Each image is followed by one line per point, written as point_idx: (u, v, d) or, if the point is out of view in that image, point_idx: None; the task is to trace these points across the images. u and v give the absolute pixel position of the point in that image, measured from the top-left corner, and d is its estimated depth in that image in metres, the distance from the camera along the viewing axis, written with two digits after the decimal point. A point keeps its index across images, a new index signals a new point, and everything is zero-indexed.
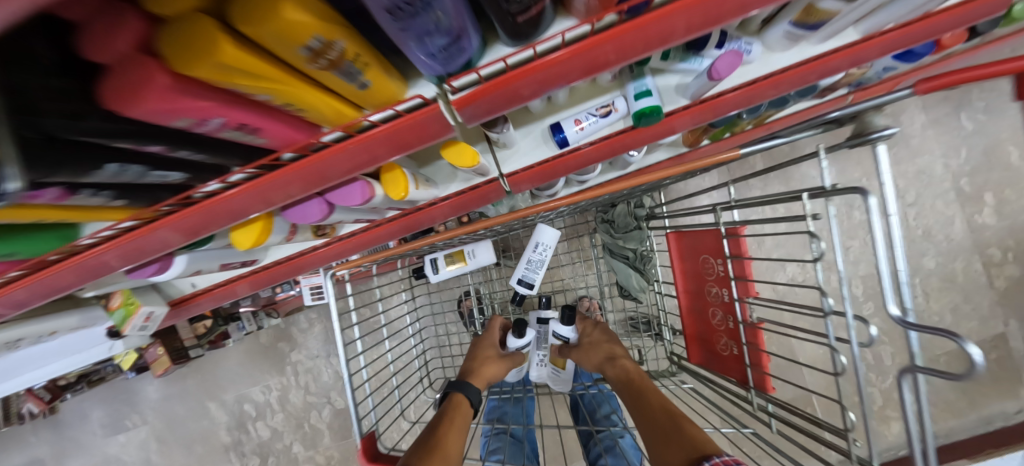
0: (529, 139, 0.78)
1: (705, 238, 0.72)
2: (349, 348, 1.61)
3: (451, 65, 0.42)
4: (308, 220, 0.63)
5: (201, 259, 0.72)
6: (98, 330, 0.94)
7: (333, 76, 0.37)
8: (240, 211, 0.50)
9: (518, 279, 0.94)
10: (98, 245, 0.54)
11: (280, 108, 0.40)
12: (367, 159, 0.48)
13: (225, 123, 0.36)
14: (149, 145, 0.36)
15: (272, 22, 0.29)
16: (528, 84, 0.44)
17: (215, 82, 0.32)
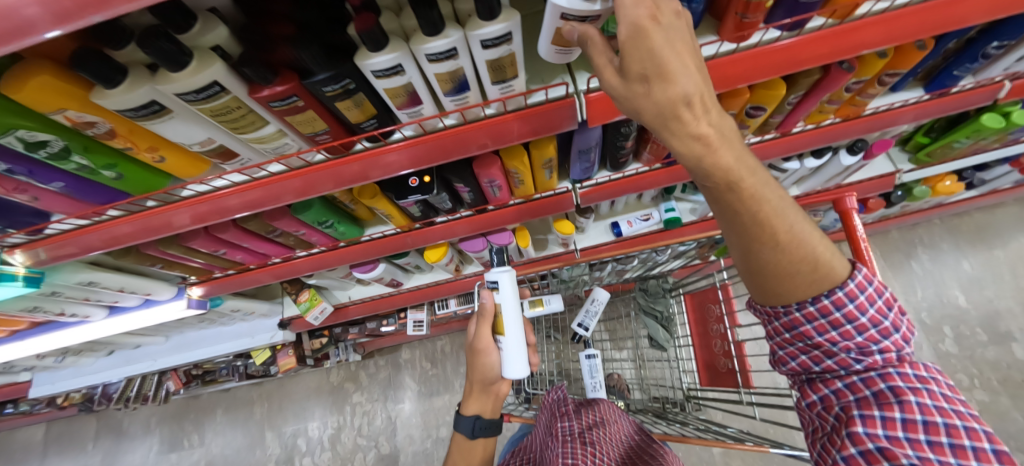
0: (595, 229, 1.28)
1: (709, 293, 1.10)
2: (406, 394, 1.84)
3: (585, 173, 0.91)
4: (473, 249, 1.09)
5: (389, 270, 1.15)
6: (272, 321, 1.32)
7: (543, 173, 0.85)
8: (462, 229, 0.97)
9: (577, 323, 1.28)
10: (371, 240, 0.97)
11: (510, 181, 0.87)
12: (532, 212, 0.97)
13: (496, 184, 0.83)
14: (462, 188, 0.83)
15: (541, 148, 0.77)
16: (621, 187, 0.95)
17: (508, 165, 0.79)
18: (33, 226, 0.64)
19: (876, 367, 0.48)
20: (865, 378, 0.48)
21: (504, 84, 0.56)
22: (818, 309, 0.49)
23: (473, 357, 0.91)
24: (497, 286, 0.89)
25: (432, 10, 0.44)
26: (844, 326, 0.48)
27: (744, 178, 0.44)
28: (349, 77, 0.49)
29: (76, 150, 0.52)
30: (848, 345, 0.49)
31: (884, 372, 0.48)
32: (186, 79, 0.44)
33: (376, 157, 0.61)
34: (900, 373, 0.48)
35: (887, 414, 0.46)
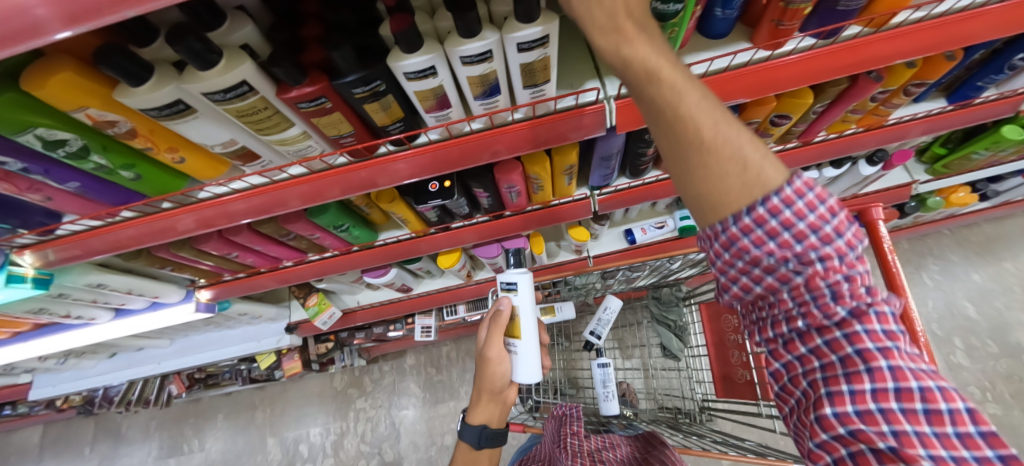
0: (608, 236, 1.26)
1: (725, 302, 1.09)
2: (410, 401, 1.81)
3: (605, 179, 0.89)
4: (487, 255, 1.07)
5: (400, 274, 1.13)
6: (278, 325, 1.30)
7: (562, 179, 0.83)
8: (481, 233, 0.95)
9: (590, 332, 1.27)
10: (385, 245, 0.96)
11: (529, 187, 0.85)
12: (550, 218, 0.96)
13: (516, 189, 0.81)
14: (482, 193, 0.82)
15: (564, 154, 0.75)
16: (641, 194, 0.94)
17: (530, 170, 0.77)
18: (44, 228, 0.62)
19: (822, 283, 0.40)
20: (800, 301, 0.41)
21: (535, 88, 0.55)
22: (736, 229, 0.40)
23: (484, 366, 0.86)
24: (515, 287, 0.88)
25: (470, 12, 0.42)
26: (789, 243, 0.39)
27: (664, 68, 0.39)
28: (379, 79, 0.47)
29: (95, 150, 0.50)
30: (788, 266, 0.40)
31: (835, 290, 0.40)
32: (214, 79, 0.43)
33: (384, 168, 0.59)
34: (850, 284, 0.40)
35: (825, 346, 0.41)
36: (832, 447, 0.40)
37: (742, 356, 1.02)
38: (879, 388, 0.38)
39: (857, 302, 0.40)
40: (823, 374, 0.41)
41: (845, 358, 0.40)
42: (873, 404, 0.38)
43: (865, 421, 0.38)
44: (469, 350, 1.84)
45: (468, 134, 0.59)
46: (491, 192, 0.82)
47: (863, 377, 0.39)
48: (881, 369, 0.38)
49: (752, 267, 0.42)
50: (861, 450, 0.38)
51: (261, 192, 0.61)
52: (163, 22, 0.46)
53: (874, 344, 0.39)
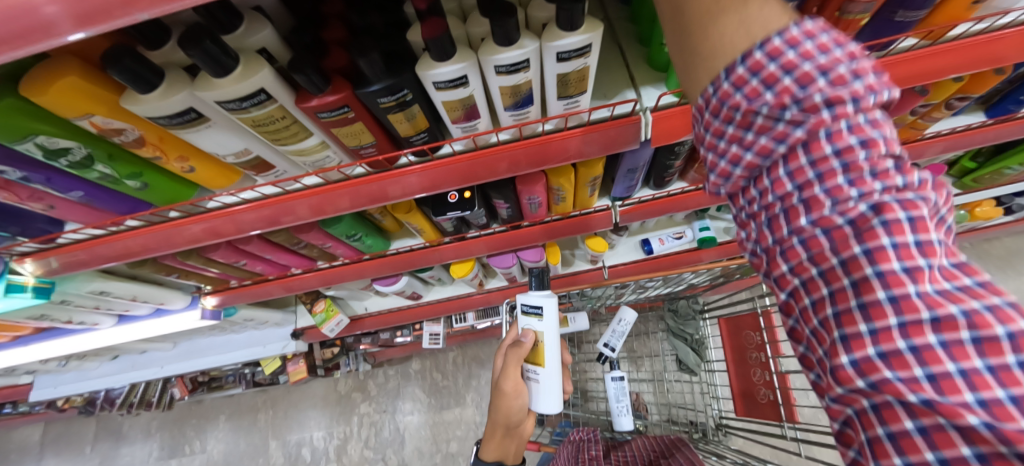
0: (625, 245, 1.22)
1: (747, 319, 1.05)
2: (415, 407, 1.78)
3: (628, 190, 0.85)
4: (502, 264, 1.04)
5: (411, 283, 1.10)
6: (284, 330, 1.27)
7: (585, 189, 0.79)
8: (498, 244, 0.92)
9: (603, 343, 1.24)
10: (398, 254, 0.92)
11: (550, 198, 0.81)
12: (569, 230, 0.92)
13: (536, 200, 0.77)
14: (501, 204, 0.78)
15: (589, 166, 0.71)
16: (665, 206, 0.90)
17: (553, 182, 0.73)
18: (46, 236, 0.59)
19: (827, 156, 0.29)
20: (802, 184, 0.30)
21: (570, 100, 0.51)
22: (727, 83, 0.30)
23: (498, 399, 0.83)
24: (541, 312, 0.85)
25: (510, 18, 0.39)
26: (784, 104, 0.29)
27: None
28: (407, 88, 0.44)
29: (100, 159, 0.47)
30: (789, 130, 0.30)
31: (850, 163, 0.29)
32: (230, 86, 0.39)
33: (393, 180, 0.56)
34: (872, 157, 0.29)
35: (839, 269, 0.29)
36: (855, 402, 0.29)
37: (765, 375, 0.99)
38: (912, 322, 0.27)
39: (882, 184, 0.29)
40: (835, 307, 0.30)
41: (860, 281, 0.29)
42: (904, 341, 0.27)
43: (890, 366, 0.27)
44: (475, 356, 1.81)
45: (494, 146, 0.56)
46: (512, 202, 0.79)
47: (887, 310, 0.28)
48: (910, 295, 0.27)
49: (744, 137, 0.31)
50: (889, 401, 0.27)
51: (276, 203, 0.58)
52: (176, 23, 0.43)
53: (911, 253, 0.27)
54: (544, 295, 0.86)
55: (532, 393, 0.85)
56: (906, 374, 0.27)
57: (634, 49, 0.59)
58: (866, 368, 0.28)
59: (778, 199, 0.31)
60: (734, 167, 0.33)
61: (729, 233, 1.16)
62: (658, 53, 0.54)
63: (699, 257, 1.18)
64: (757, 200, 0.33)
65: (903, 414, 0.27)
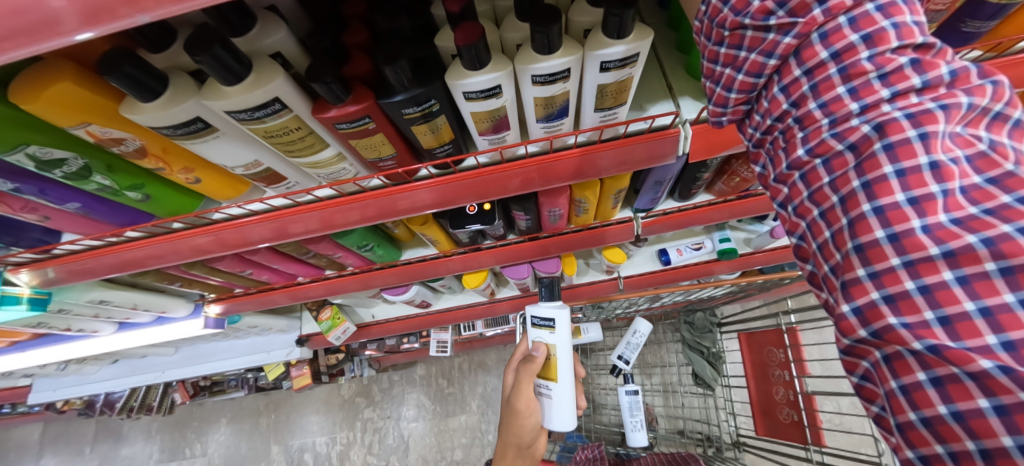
0: (642, 255, 1.18)
1: (770, 335, 1.01)
2: (420, 413, 1.74)
3: (654, 202, 0.81)
4: (516, 275, 1.00)
5: (421, 292, 1.07)
6: (289, 337, 1.24)
7: (609, 201, 0.75)
8: (512, 255, 0.88)
9: (617, 356, 1.20)
10: (410, 263, 0.88)
11: (571, 209, 0.78)
12: (587, 242, 0.89)
13: (558, 211, 0.73)
14: (521, 215, 0.74)
15: (617, 178, 0.67)
16: (691, 219, 0.86)
17: (576, 193, 0.69)
18: (41, 247, 0.55)
19: (824, 62, 0.29)
20: (797, 99, 0.31)
21: (607, 112, 0.47)
22: (715, 1, 0.32)
23: (510, 418, 0.80)
24: (553, 324, 0.80)
25: (554, 25, 0.35)
26: (768, 10, 0.29)
27: None
28: (434, 98, 0.40)
29: (98, 170, 0.43)
30: (778, 37, 0.30)
31: (849, 67, 0.28)
32: (241, 95, 0.36)
33: (404, 194, 0.52)
34: (877, 56, 0.28)
35: (828, 187, 0.30)
36: (864, 352, 0.28)
37: (790, 395, 0.95)
38: (902, 234, 0.26)
39: (888, 88, 0.28)
40: (820, 208, 0.30)
41: (847, 197, 0.28)
42: (896, 256, 0.26)
43: (879, 284, 0.27)
44: (481, 362, 1.78)
45: (521, 159, 0.52)
46: (532, 214, 0.75)
47: (872, 223, 0.27)
48: (898, 204, 0.26)
49: (736, 56, 0.32)
50: (898, 353, 0.26)
51: (287, 216, 0.54)
52: (183, 23, 0.39)
53: (907, 157, 0.26)
54: (557, 307, 0.82)
55: (545, 410, 0.80)
56: (911, 319, 0.26)
57: (672, 58, 0.55)
58: (865, 315, 0.27)
59: (777, 119, 0.32)
60: (731, 90, 0.33)
61: (750, 244, 1.10)
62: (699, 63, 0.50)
63: (712, 271, 1.11)
64: (761, 121, 0.34)
65: (889, 332, 0.26)
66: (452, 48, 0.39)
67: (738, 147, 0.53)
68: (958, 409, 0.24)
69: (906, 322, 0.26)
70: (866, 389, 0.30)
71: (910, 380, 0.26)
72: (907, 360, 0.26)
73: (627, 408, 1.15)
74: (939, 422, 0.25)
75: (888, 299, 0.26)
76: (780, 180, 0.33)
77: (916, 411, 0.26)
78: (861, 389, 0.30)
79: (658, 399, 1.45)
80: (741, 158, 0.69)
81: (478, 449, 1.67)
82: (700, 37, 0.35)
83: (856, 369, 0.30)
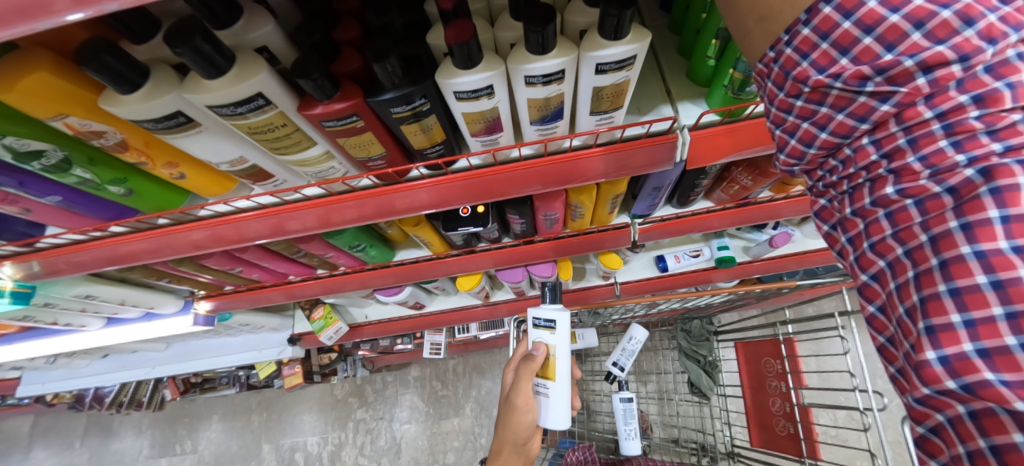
0: (639, 261, 1.17)
1: (766, 346, 1.00)
2: (413, 415, 1.73)
3: (650, 208, 0.80)
4: (512, 278, 0.99)
5: (415, 293, 1.06)
6: (282, 335, 1.22)
7: (606, 205, 0.74)
8: (509, 259, 0.87)
9: (612, 362, 1.18)
10: (403, 264, 0.87)
11: (568, 214, 0.76)
12: (586, 248, 0.87)
13: (553, 215, 0.72)
14: (518, 218, 0.73)
15: (613, 183, 0.66)
16: (689, 226, 0.85)
17: (573, 197, 0.68)
18: (25, 241, 0.54)
19: (927, 120, 0.26)
20: (889, 151, 0.27)
21: (603, 115, 0.46)
22: (790, 51, 0.28)
23: (507, 413, 0.78)
24: (553, 325, 0.79)
25: (549, 24, 0.34)
26: (864, 75, 0.26)
27: None
28: (424, 96, 0.39)
29: (78, 163, 0.42)
30: (873, 102, 0.27)
31: (955, 124, 0.25)
32: (224, 89, 0.34)
33: (401, 194, 0.51)
34: (986, 115, 0.25)
35: (917, 226, 0.27)
36: (941, 404, 0.26)
37: (786, 406, 0.93)
38: (1007, 283, 0.23)
39: (998, 142, 0.25)
40: (905, 246, 0.27)
41: (940, 237, 0.25)
42: (998, 305, 0.24)
43: (974, 335, 0.24)
44: (476, 365, 1.76)
45: (517, 161, 0.51)
46: (529, 217, 0.74)
47: (972, 267, 0.24)
48: (1002, 250, 0.24)
49: (815, 111, 0.29)
50: (989, 409, 0.24)
51: (283, 213, 0.53)
52: (167, 14, 0.38)
53: (1014, 204, 0.23)
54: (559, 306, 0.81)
55: (542, 408, 0.79)
56: (1011, 376, 0.23)
57: (673, 62, 0.55)
58: (954, 366, 0.25)
59: (861, 167, 0.29)
60: (810, 145, 0.31)
61: (748, 253, 1.09)
62: (699, 67, 0.49)
63: (710, 278, 1.11)
64: (839, 167, 0.30)
65: (985, 388, 0.24)
66: (442, 46, 0.39)
67: (735, 156, 0.52)
68: None
69: (1003, 378, 0.23)
70: (929, 442, 0.28)
71: (1004, 441, 0.24)
72: (1000, 418, 0.24)
73: (620, 414, 1.13)
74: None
75: (983, 353, 0.24)
76: (856, 215, 0.30)
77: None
78: (921, 441, 0.28)
79: (654, 407, 1.42)
80: (741, 165, 0.68)
81: (470, 452, 1.65)
82: (765, 82, 0.32)
83: (926, 419, 0.27)
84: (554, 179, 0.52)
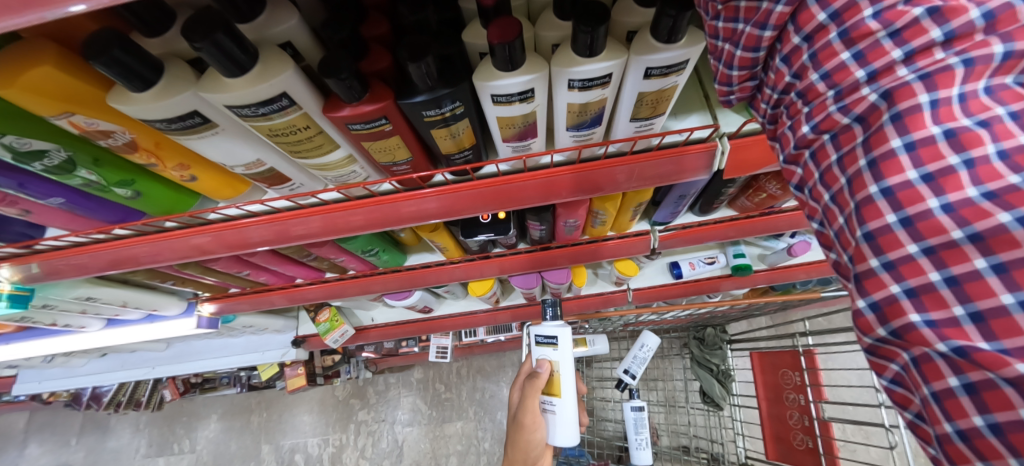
0: (652, 268, 1.13)
1: (784, 357, 0.98)
2: (416, 418, 1.70)
3: (671, 215, 0.77)
4: (524, 284, 0.97)
5: (424, 297, 1.03)
6: (287, 337, 1.20)
7: (628, 212, 0.71)
8: (525, 265, 0.84)
9: (623, 370, 1.16)
10: (415, 269, 0.84)
11: (587, 221, 0.74)
12: (602, 256, 0.85)
13: (575, 222, 0.69)
14: (537, 224, 0.70)
15: (639, 191, 0.64)
16: (711, 234, 0.83)
17: (594, 204, 0.65)
18: (23, 242, 0.51)
19: (824, 26, 0.24)
20: (798, 71, 0.26)
21: (643, 122, 0.43)
22: None
23: (516, 432, 0.75)
24: (555, 342, 0.77)
25: (601, 26, 0.31)
26: None
27: None
28: (460, 99, 0.37)
29: (83, 164, 0.39)
30: (771, 6, 0.24)
31: (851, 29, 0.23)
32: (246, 89, 0.32)
33: (409, 201, 0.49)
34: (885, 13, 0.22)
35: (836, 167, 0.25)
36: (890, 354, 0.24)
37: (805, 419, 0.91)
38: (917, 218, 0.22)
39: (901, 48, 0.22)
40: (831, 191, 0.26)
41: (854, 178, 0.24)
42: (913, 243, 0.22)
43: (897, 276, 0.22)
44: (480, 368, 1.74)
45: (545, 168, 0.49)
46: (550, 223, 0.71)
47: (882, 207, 0.23)
48: (910, 183, 0.22)
49: (734, 30, 0.26)
50: (926, 355, 0.22)
51: (289, 219, 0.50)
52: (183, 5, 0.35)
53: (918, 128, 0.22)
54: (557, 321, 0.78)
55: (549, 426, 0.76)
56: (938, 316, 0.21)
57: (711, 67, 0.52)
58: (883, 312, 0.23)
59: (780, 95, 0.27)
60: (733, 67, 0.28)
61: (764, 261, 1.08)
62: None
63: (720, 287, 1.08)
64: (769, 96, 0.29)
65: (910, 331, 0.22)
66: (481, 45, 0.36)
67: (773, 166, 0.50)
68: (996, 421, 0.20)
69: (931, 319, 0.22)
70: (897, 395, 0.25)
71: (940, 387, 0.22)
72: (936, 363, 0.22)
73: (630, 425, 1.11)
74: (977, 435, 0.21)
75: (910, 292, 0.22)
76: (789, 160, 0.29)
77: (950, 422, 0.22)
78: (891, 394, 0.25)
79: (661, 414, 1.40)
80: (770, 173, 0.65)
81: (473, 457, 1.63)
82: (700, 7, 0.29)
83: (884, 373, 0.25)
84: (574, 190, 0.49)
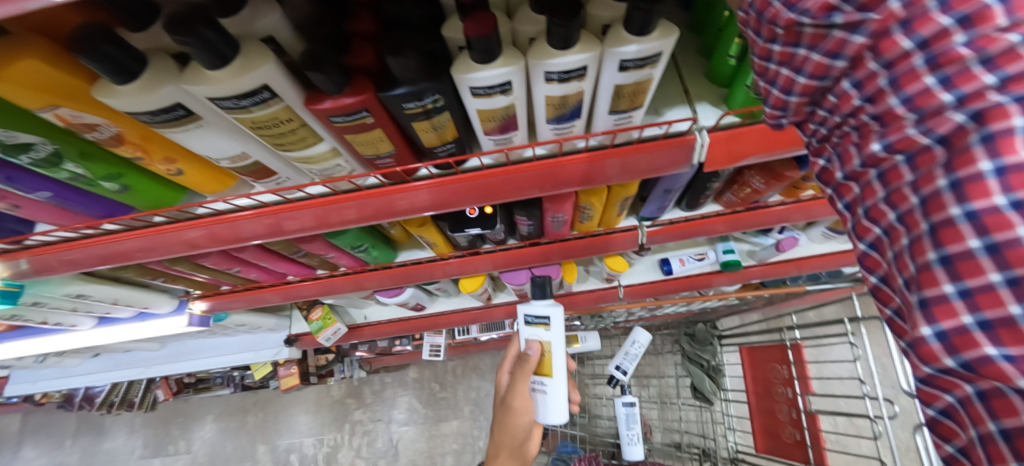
0: (643, 264, 1.14)
1: (774, 351, 0.99)
2: (411, 418, 1.70)
3: (658, 211, 0.78)
4: (514, 281, 0.98)
5: (416, 294, 1.03)
6: (280, 336, 1.20)
7: (615, 207, 0.72)
8: (516, 261, 0.85)
9: (615, 366, 1.17)
10: (405, 266, 0.85)
11: (576, 216, 0.75)
12: (590, 252, 0.85)
13: (563, 217, 0.70)
14: (526, 219, 0.71)
15: (625, 186, 0.65)
16: (697, 230, 0.84)
17: (582, 199, 0.67)
18: (13, 238, 0.52)
19: (907, 51, 0.21)
20: (872, 94, 0.23)
21: (622, 115, 0.44)
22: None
23: (505, 415, 0.77)
24: (547, 322, 0.76)
25: (575, 19, 0.32)
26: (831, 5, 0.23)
27: None
28: (439, 92, 0.37)
29: (70, 157, 0.40)
30: (846, 34, 0.23)
31: (940, 53, 0.20)
32: (228, 82, 0.32)
33: (402, 194, 0.49)
34: (979, 35, 0.20)
35: (906, 191, 0.23)
36: (949, 384, 0.23)
37: (792, 413, 0.91)
38: (1001, 251, 0.19)
39: (994, 72, 0.19)
40: (897, 215, 0.24)
41: (928, 201, 0.22)
42: (994, 275, 0.20)
43: (969, 310, 0.20)
44: (476, 366, 1.74)
45: (528, 162, 0.49)
46: (538, 219, 0.72)
47: (960, 237, 0.20)
48: (996, 213, 0.19)
49: (794, 54, 0.26)
50: (999, 390, 0.21)
51: (279, 213, 0.50)
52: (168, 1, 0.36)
53: (1012, 153, 0.19)
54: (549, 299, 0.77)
55: (539, 406, 0.77)
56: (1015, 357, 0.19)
57: (692, 62, 0.53)
58: (950, 344, 0.21)
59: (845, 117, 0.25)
60: (791, 92, 0.27)
61: (753, 257, 1.09)
62: (719, 68, 0.48)
63: (712, 282, 1.09)
64: (829, 117, 0.27)
65: (983, 367, 0.20)
66: (460, 40, 0.37)
67: (753, 160, 0.51)
68: None
69: (1008, 356, 0.20)
70: (947, 422, 0.24)
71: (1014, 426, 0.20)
72: (1009, 400, 0.20)
73: (622, 421, 1.11)
74: None
75: (984, 328, 0.20)
76: (848, 178, 0.27)
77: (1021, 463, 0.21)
78: (939, 422, 0.25)
79: (655, 411, 1.41)
80: (754, 168, 0.67)
81: (468, 455, 1.64)
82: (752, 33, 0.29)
83: (936, 399, 0.24)
84: (563, 181, 0.50)
